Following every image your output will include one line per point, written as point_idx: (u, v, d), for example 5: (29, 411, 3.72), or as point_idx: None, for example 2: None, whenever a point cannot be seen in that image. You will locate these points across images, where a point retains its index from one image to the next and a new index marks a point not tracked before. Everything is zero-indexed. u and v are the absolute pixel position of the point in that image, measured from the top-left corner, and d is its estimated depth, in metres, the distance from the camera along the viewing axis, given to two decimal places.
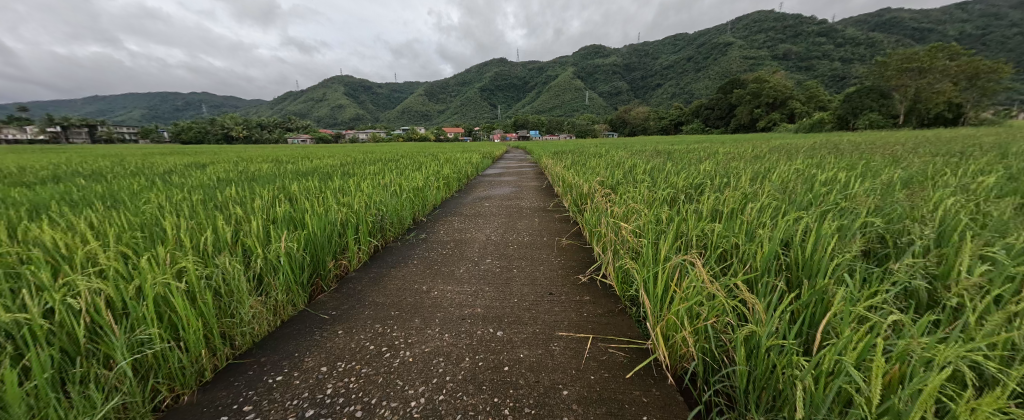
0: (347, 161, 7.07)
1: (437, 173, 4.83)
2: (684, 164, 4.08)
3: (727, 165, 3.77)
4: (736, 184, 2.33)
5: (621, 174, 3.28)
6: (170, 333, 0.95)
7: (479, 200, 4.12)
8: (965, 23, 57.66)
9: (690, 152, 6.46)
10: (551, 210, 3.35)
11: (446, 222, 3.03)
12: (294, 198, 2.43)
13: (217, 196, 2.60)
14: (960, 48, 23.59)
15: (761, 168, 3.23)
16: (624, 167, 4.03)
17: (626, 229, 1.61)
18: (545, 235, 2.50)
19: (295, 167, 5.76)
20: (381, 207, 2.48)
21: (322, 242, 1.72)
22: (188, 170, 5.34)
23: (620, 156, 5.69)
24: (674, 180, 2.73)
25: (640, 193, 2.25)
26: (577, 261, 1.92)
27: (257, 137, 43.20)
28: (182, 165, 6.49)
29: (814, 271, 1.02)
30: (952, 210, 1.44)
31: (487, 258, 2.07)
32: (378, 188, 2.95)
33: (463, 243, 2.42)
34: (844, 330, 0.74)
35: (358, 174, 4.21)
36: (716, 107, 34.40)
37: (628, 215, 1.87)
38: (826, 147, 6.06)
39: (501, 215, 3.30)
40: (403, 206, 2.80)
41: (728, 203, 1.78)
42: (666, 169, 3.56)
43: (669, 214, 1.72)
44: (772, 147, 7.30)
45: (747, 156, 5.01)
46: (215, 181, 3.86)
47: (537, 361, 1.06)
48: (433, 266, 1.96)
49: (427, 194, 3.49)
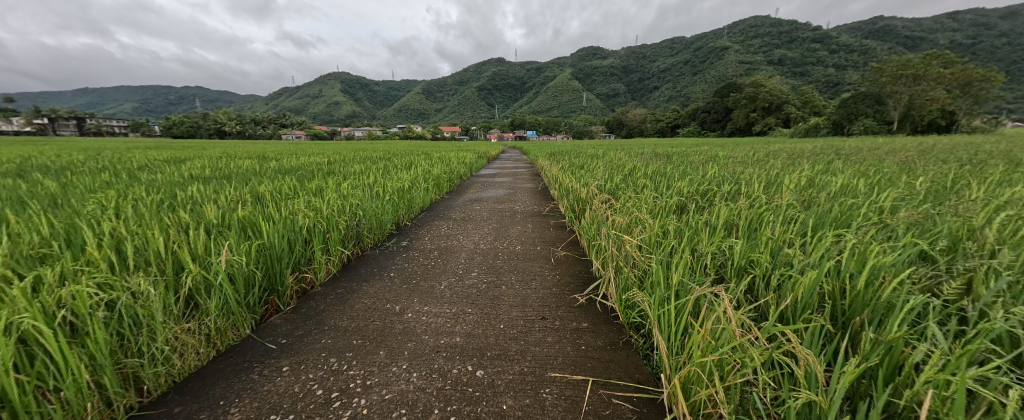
0: (335, 159, 6.79)
1: (427, 173, 4.61)
2: (685, 168, 3.90)
3: (731, 170, 3.58)
4: (746, 192, 2.15)
5: (620, 177, 3.08)
6: (29, 387, 0.73)
7: (470, 202, 3.90)
8: (956, 32, 58.58)
9: (690, 156, 6.28)
10: (546, 215, 3.13)
11: (432, 227, 2.79)
12: (261, 200, 2.20)
13: (176, 197, 2.35)
14: (953, 56, 23.84)
15: (767, 173, 3.06)
16: (623, 169, 3.84)
17: (631, 243, 1.40)
18: (539, 244, 2.29)
19: (279, 165, 5.50)
20: (358, 209, 2.25)
21: (278, 253, 1.49)
22: (163, 166, 5.06)
23: (618, 158, 5.50)
24: (677, 185, 2.54)
25: (643, 200, 2.04)
26: (573, 277, 1.70)
27: (252, 132, 42.69)
28: (159, 161, 6.19)
29: (871, 310, 0.81)
30: (1012, 227, 1.23)
31: (472, 271, 1.84)
32: (358, 189, 2.72)
33: (448, 252, 2.19)
34: (948, 409, 0.52)
35: (342, 173, 3.96)
36: (713, 111, 34.55)
37: (630, 225, 1.67)
38: (828, 152, 5.95)
39: (491, 219, 3.07)
40: (385, 209, 2.58)
41: (744, 214, 1.58)
42: (668, 173, 3.37)
43: (679, 227, 1.51)
44: (773, 151, 7.16)
45: (749, 160, 4.85)
46: (187, 178, 3.62)
47: (523, 416, 0.84)
48: (411, 280, 1.73)
49: (413, 196, 3.26)
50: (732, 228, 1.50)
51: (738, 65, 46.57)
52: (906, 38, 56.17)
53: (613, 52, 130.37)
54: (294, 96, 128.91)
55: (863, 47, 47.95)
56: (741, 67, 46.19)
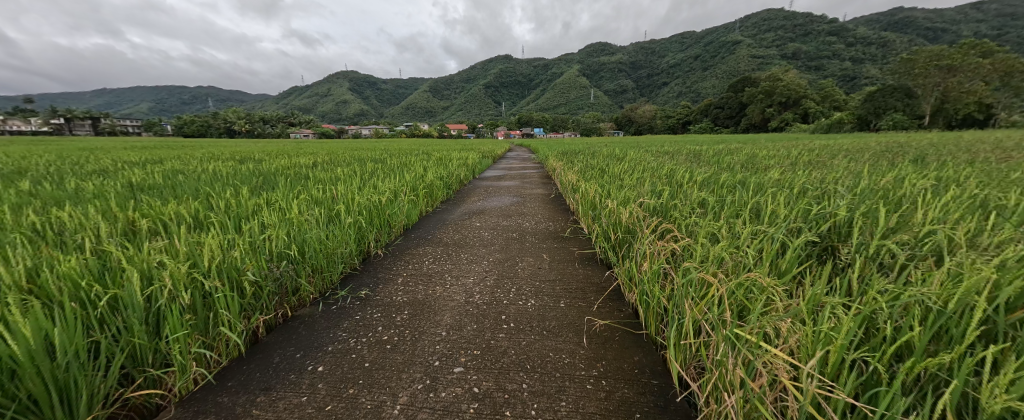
0: (323, 160, 6.14)
1: (419, 177, 3.92)
2: (741, 175, 3.07)
3: (807, 177, 2.72)
4: (895, 223, 1.34)
5: (667, 188, 2.32)
6: None
7: (467, 215, 3.18)
8: (982, 23, 55.95)
9: (728, 156, 5.41)
10: (567, 240, 2.36)
11: (411, 260, 2.04)
12: (152, 231, 1.47)
13: (43, 220, 1.67)
14: (991, 45, 22.28)
15: (873, 184, 2.21)
16: (660, 175, 3.06)
17: (793, 372, 0.64)
18: (563, 296, 1.53)
19: (251, 168, 4.80)
20: (295, 246, 1.53)
21: (62, 364, 0.75)
22: (118, 170, 4.42)
23: (645, 160, 4.70)
24: (761, 206, 1.76)
25: (735, 238, 1.26)
26: (636, 394, 0.93)
27: (260, 131, 42.67)
28: (123, 162, 5.53)
29: None
30: None
31: (455, 364, 1.08)
32: (310, 209, 1.98)
33: (424, 312, 1.43)
34: None
35: (311, 181, 3.26)
36: (726, 107, 33.31)
37: (740, 300, 0.90)
38: (886, 150, 5.05)
39: (493, 245, 2.29)
40: (343, 239, 1.86)
41: (987, 284, 0.80)
42: (727, 184, 2.55)
43: (869, 331, 0.74)
44: (823, 149, 6.19)
45: (803, 162, 4.00)
46: (123, 187, 2.98)
47: None
48: (348, 388, 0.98)
49: (392, 214, 2.54)
50: (995, 336, 0.72)
51: (751, 60, 45.04)
52: (931, 30, 53.66)
53: (622, 49, 129.28)
54: (302, 94, 129.77)
55: (885, 40, 46.01)
56: (755, 61, 44.58)
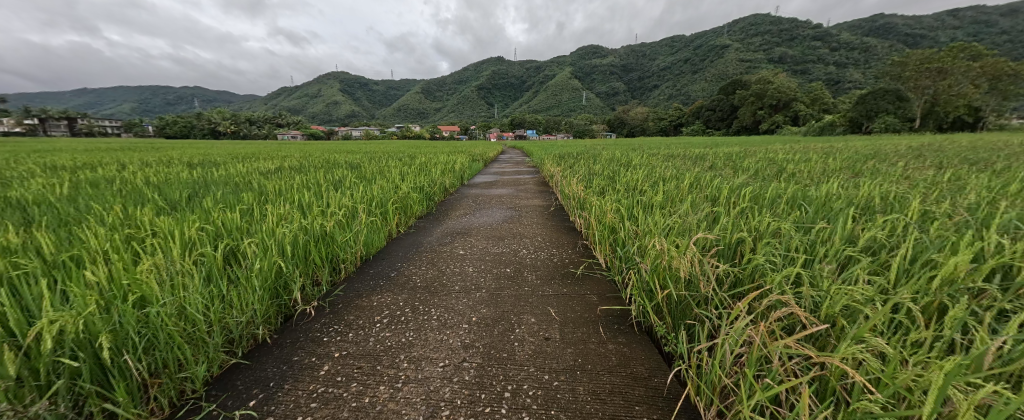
0: (291, 164, 5.43)
1: (393, 186, 3.28)
2: (785, 187, 2.47)
3: (878, 191, 2.11)
4: None
5: (715, 211, 1.71)
6: None
7: (446, 238, 2.52)
8: (960, 29, 57.38)
9: (744, 160, 4.83)
10: (581, 282, 1.70)
11: (354, 323, 1.36)
12: None
13: None
14: (979, 49, 22.31)
15: (996, 207, 1.60)
16: (691, 188, 2.46)
17: None
18: (594, 413, 0.88)
19: (193, 175, 4.05)
20: (112, 337, 0.84)
21: None
22: (27, 176, 3.66)
23: (656, 165, 4.12)
24: (883, 248, 1.17)
25: (973, 351, 0.61)
26: None
27: (245, 132, 41.53)
28: (50, 167, 4.73)
29: None
30: None
31: None
32: (196, 248, 1.31)
33: None
34: None
35: (248, 194, 2.58)
36: (717, 109, 33.22)
37: None
38: (919, 154, 4.49)
39: (478, 293, 1.61)
40: (234, 307, 1.17)
41: None
42: (786, 203, 1.94)
43: None
44: (843, 151, 5.63)
45: (845, 169, 3.41)
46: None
47: None
48: None
49: (338, 246, 1.85)
50: None
51: (741, 63, 45.22)
52: (912, 35, 54.74)
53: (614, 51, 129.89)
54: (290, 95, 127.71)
55: (870, 44, 46.48)
56: (745, 64, 44.71)
